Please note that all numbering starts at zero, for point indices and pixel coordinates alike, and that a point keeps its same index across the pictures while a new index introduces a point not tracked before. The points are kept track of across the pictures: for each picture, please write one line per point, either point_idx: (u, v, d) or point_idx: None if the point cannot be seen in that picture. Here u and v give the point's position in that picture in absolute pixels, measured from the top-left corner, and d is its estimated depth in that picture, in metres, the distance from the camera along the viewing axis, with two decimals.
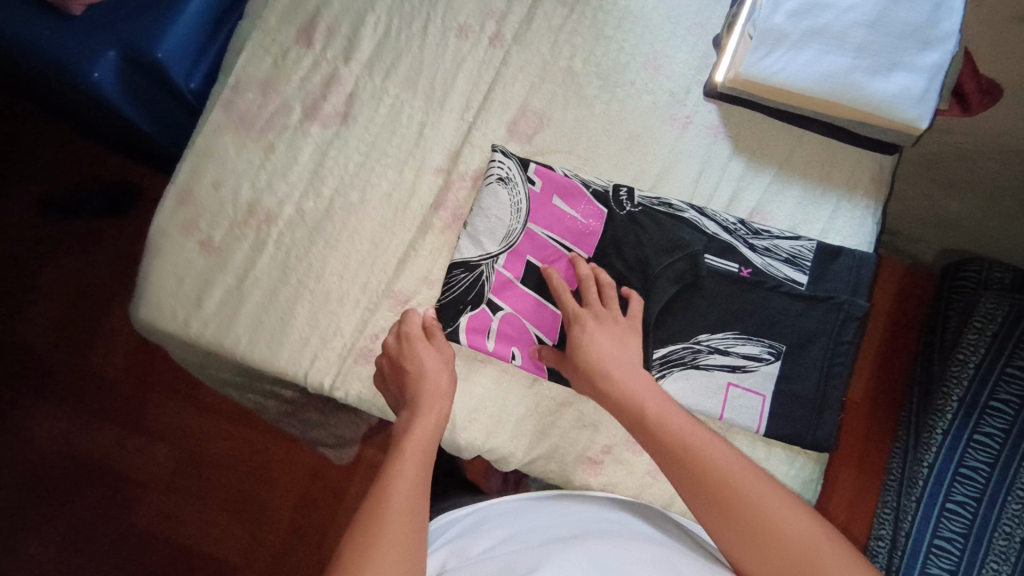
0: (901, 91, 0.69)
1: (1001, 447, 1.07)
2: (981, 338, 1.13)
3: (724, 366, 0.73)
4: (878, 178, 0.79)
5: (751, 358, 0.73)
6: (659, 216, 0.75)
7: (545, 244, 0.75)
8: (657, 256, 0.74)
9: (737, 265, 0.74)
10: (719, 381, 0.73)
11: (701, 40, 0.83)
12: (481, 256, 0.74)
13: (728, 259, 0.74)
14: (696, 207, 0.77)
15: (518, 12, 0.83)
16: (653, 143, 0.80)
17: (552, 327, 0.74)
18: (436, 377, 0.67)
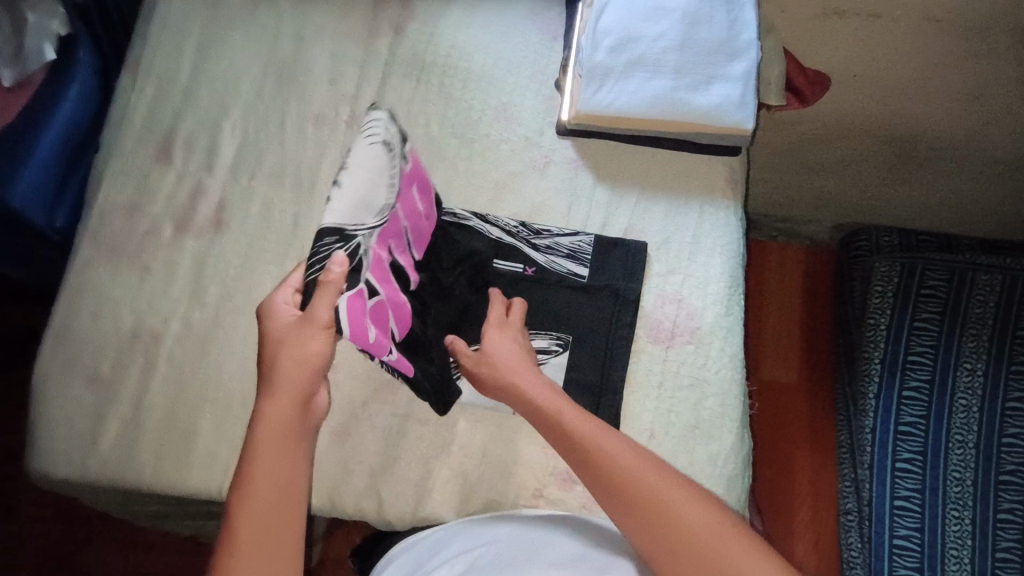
0: (722, 100, 0.75)
1: (929, 398, 1.13)
2: (885, 300, 1.19)
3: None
4: (732, 179, 0.85)
5: (541, 352, 0.77)
6: (447, 227, 0.79)
7: (402, 235, 0.71)
8: (497, 278, 0.79)
9: (564, 269, 0.80)
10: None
11: (545, 85, 0.87)
12: (358, 226, 0.63)
13: (554, 268, 0.80)
14: (528, 225, 0.82)
15: (369, 91, 0.87)
16: (518, 188, 0.83)
17: (404, 322, 0.70)
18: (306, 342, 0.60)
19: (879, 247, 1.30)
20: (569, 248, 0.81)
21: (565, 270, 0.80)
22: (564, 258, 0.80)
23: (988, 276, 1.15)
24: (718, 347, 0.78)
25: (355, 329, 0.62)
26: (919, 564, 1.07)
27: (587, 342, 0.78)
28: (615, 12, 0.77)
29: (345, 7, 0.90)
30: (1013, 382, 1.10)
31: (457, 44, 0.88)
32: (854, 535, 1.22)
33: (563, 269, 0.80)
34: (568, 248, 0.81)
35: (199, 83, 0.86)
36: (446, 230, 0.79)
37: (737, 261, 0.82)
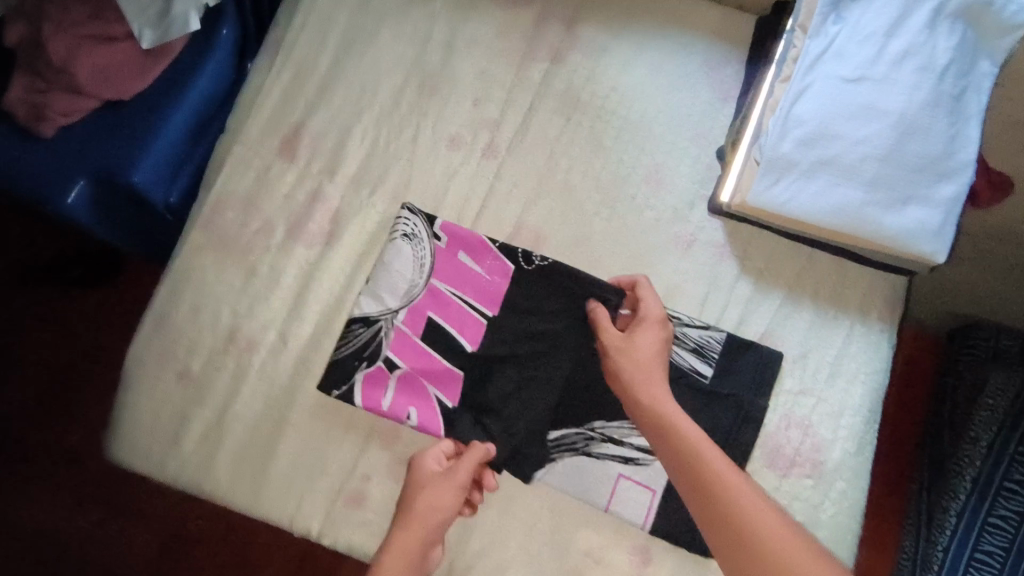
0: (917, 225, 0.65)
1: (1016, 531, 1.02)
2: (993, 416, 1.08)
3: (619, 456, 0.71)
4: (892, 300, 0.75)
5: (646, 451, 0.71)
6: (565, 281, 0.74)
7: (448, 300, 0.74)
8: None
9: (693, 368, 0.72)
10: (599, 475, 0.71)
11: (705, 151, 0.79)
12: (381, 311, 0.73)
13: (681, 366, 0.72)
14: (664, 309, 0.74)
15: (512, 121, 0.80)
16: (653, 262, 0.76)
17: (450, 386, 0.72)
18: (435, 497, 0.64)
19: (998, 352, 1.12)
20: (700, 345, 0.73)
21: (693, 368, 0.72)
22: (695, 356, 0.72)
23: None
24: (840, 488, 0.70)
25: (368, 398, 0.71)
26: None
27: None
28: (814, 99, 0.66)
29: (503, 20, 0.82)
30: None
31: (617, 85, 0.80)
32: None
33: (693, 367, 0.72)
34: (699, 344, 0.73)
35: (336, 77, 0.81)
36: (550, 279, 0.74)
37: (879, 394, 0.73)
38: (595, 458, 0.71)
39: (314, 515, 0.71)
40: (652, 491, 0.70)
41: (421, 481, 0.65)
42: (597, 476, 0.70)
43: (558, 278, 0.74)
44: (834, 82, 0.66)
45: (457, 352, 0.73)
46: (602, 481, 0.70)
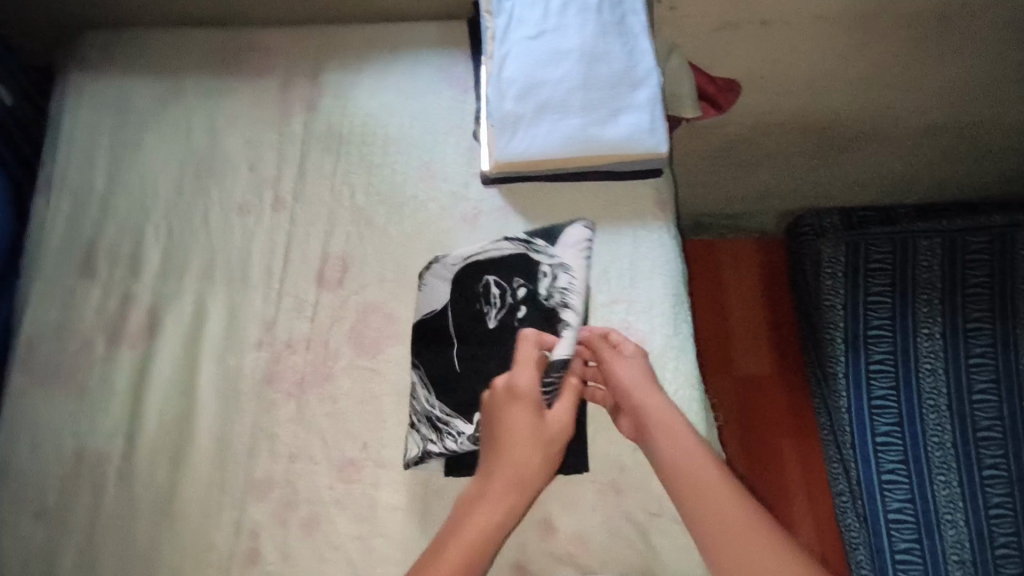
0: (633, 129, 0.76)
1: (896, 368, 1.20)
2: (837, 281, 1.27)
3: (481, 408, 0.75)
4: (659, 200, 0.86)
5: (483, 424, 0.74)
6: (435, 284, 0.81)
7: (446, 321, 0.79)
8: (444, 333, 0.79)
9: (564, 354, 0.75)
10: (471, 434, 0.74)
11: (463, 138, 0.88)
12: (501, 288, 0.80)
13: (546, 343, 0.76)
14: (546, 296, 0.79)
15: (290, 171, 0.87)
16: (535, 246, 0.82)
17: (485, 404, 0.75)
18: (529, 429, 0.70)
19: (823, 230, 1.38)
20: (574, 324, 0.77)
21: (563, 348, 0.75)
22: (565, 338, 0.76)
23: (928, 242, 1.24)
24: (674, 369, 0.78)
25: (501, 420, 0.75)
26: (917, 533, 1.14)
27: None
28: (514, 62, 0.78)
29: (255, 91, 0.90)
30: (971, 338, 1.18)
31: (372, 111, 0.90)
32: (851, 517, 1.23)
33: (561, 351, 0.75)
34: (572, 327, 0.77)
35: (115, 189, 0.85)
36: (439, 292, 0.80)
37: (677, 279, 0.83)
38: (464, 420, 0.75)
39: None
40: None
41: (501, 429, 0.71)
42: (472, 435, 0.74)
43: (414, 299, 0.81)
44: (525, 45, 0.78)
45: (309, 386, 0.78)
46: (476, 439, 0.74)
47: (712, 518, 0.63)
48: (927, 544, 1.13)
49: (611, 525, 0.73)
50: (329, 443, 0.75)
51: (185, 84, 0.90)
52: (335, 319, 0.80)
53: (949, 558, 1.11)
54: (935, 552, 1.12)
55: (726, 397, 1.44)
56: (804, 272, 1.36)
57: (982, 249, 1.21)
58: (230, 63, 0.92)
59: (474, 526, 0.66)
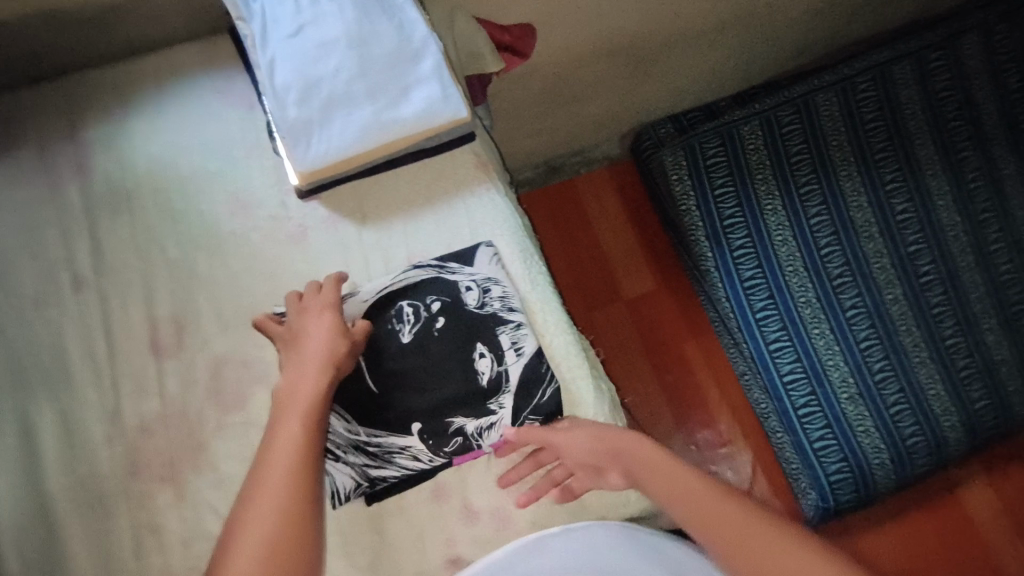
0: (427, 102, 0.75)
1: (755, 248, 1.28)
2: (685, 185, 1.32)
3: (363, 431, 0.73)
4: (481, 162, 0.85)
5: (398, 441, 0.73)
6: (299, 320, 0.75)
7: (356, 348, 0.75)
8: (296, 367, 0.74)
9: (484, 360, 0.76)
10: (366, 460, 0.72)
11: (265, 156, 0.83)
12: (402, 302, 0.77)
13: (504, 359, 0.76)
14: (480, 306, 0.78)
15: (82, 245, 0.78)
16: (446, 262, 0.79)
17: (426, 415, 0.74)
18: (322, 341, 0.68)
19: (661, 139, 1.47)
20: (516, 326, 0.78)
21: (491, 356, 0.76)
22: (525, 347, 0.77)
23: (748, 127, 1.32)
24: (541, 321, 0.80)
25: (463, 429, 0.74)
26: (810, 386, 1.25)
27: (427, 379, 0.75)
28: (282, 67, 0.74)
29: (10, 171, 0.80)
30: (806, 202, 1.28)
31: (157, 156, 0.82)
32: (757, 390, 1.34)
33: (490, 361, 0.76)
34: (517, 329, 0.78)
35: None
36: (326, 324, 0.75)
37: (521, 234, 0.83)
38: (352, 449, 0.72)
39: None
40: (415, 431, 0.73)
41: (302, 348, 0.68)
42: (367, 459, 0.72)
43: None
44: (289, 48, 0.75)
45: (180, 461, 0.72)
46: (374, 462, 0.72)
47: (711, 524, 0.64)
48: (821, 392, 1.24)
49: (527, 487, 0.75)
50: (222, 511, 0.71)
51: None
52: (186, 385, 0.75)
53: (841, 398, 1.23)
54: (828, 397, 1.24)
55: (623, 322, 1.50)
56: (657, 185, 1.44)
57: (793, 119, 1.30)
58: None
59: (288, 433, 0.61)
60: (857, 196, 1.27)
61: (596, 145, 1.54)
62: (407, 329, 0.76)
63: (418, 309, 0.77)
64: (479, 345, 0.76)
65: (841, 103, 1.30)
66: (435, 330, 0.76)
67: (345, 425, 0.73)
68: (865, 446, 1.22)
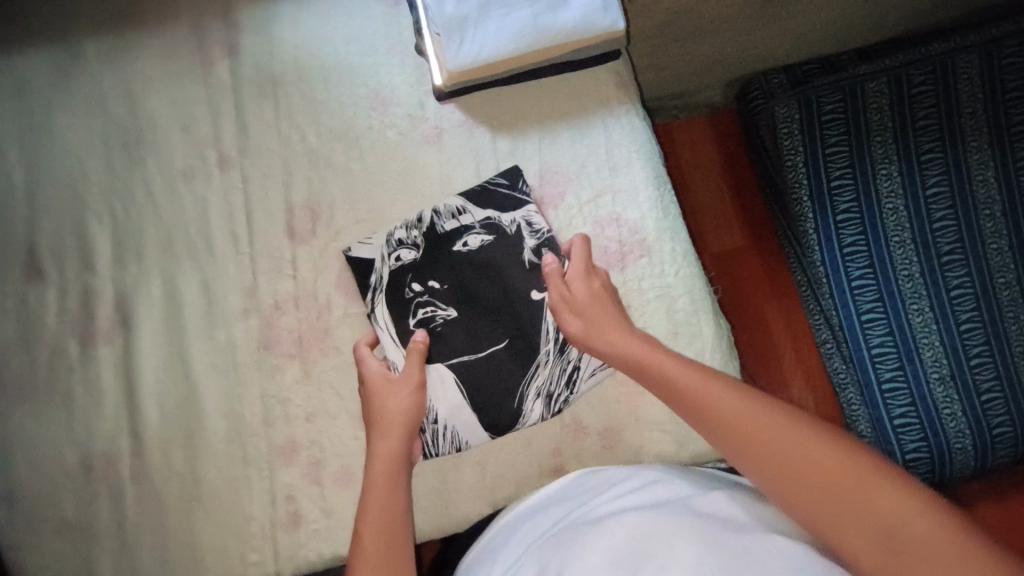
0: (586, 9, 0.73)
1: (861, 213, 1.20)
2: (795, 140, 1.24)
3: (542, 343, 0.74)
4: (622, 83, 0.83)
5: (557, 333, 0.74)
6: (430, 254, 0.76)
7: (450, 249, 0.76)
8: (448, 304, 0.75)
9: (490, 239, 0.76)
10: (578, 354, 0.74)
11: (407, 55, 0.82)
12: (441, 235, 0.76)
13: (493, 224, 0.77)
14: (419, 248, 0.76)
15: (228, 125, 0.80)
16: (370, 286, 0.75)
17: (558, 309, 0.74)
18: (391, 399, 0.68)
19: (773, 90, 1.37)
20: (450, 212, 0.77)
21: (480, 234, 0.77)
22: (472, 208, 0.77)
23: (875, 84, 1.21)
24: (670, 250, 0.78)
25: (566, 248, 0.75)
26: (899, 361, 1.17)
27: (484, 286, 0.75)
28: None
29: (165, 44, 0.81)
30: (926, 170, 1.18)
31: (302, 44, 0.82)
32: (837, 360, 1.29)
33: (482, 237, 0.76)
34: (446, 210, 0.77)
35: (40, 181, 0.78)
36: (439, 253, 0.76)
37: (655, 161, 0.81)
38: (563, 352, 0.74)
39: (265, 560, 0.70)
40: (539, 298, 0.75)
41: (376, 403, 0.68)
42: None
43: (445, 425, 0.72)
44: None
45: (309, 343, 0.75)
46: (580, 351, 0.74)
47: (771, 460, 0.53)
48: (909, 369, 1.17)
49: (640, 413, 0.74)
50: (344, 395, 0.73)
51: (83, 49, 0.81)
52: (318, 271, 0.76)
53: (930, 377, 1.16)
54: (918, 375, 1.16)
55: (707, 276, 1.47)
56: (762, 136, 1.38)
57: (926, 79, 1.19)
58: (128, 19, 0.82)
59: (377, 486, 0.63)
60: (982, 169, 1.17)
61: (708, 89, 1.47)
62: (425, 308, 0.74)
63: (415, 307, 0.74)
64: (480, 245, 0.76)
65: (983, 66, 1.18)
66: (438, 292, 0.75)
67: (539, 363, 0.74)
68: (949, 429, 1.16)
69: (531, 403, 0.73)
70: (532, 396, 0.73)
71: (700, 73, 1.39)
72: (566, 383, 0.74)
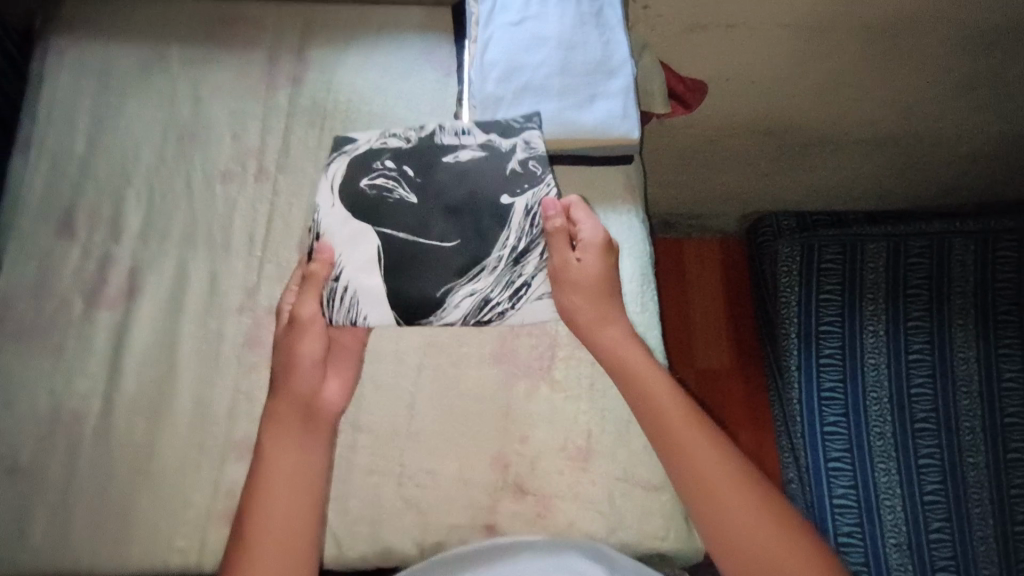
0: (607, 114, 0.82)
1: (843, 362, 1.23)
2: (792, 280, 1.30)
3: (497, 248, 0.77)
4: (630, 185, 0.91)
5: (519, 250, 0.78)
6: (415, 156, 0.81)
7: (430, 158, 0.81)
8: (415, 202, 0.79)
9: (478, 155, 0.81)
10: (525, 270, 0.77)
11: (445, 119, 0.92)
12: (423, 137, 0.83)
13: (490, 145, 0.81)
14: (407, 143, 0.82)
15: (274, 143, 0.89)
16: (348, 164, 0.81)
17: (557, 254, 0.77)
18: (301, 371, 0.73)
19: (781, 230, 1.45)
20: (454, 130, 0.83)
21: (473, 151, 0.81)
22: (475, 131, 0.82)
23: (874, 245, 1.27)
24: (641, 343, 0.83)
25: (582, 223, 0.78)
26: (859, 517, 1.18)
27: (457, 189, 0.79)
28: (497, 45, 0.84)
29: (241, 64, 0.92)
30: (911, 336, 1.21)
31: (357, 89, 0.92)
32: (800, 502, 1.29)
33: (472, 153, 0.81)
34: (450, 128, 0.83)
35: (96, 153, 0.86)
36: (422, 154, 0.81)
37: (644, 262, 0.87)
38: (515, 265, 0.77)
39: (190, 546, 0.72)
40: (507, 202, 0.79)
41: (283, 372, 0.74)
42: (527, 257, 0.77)
43: (352, 294, 0.75)
44: (506, 29, 0.84)
45: None
46: (526, 271, 0.77)
47: (678, 452, 0.69)
48: (868, 527, 1.17)
49: (579, 490, 0.76)
50: None
51: (169, 53, 0.92)
52: None
53: (887, 541, 1.15)
54: (874, 536, 1.16)
55: (687, 390, 1.50)
56: (764, 269, 1.45)
57: (922, 252, 1.24)
58: (215, 35, 0.93)
59: (279, 478, 0.69)
60: (965, 348, 1.18)
61: (719, 214, 1.57)
62: (380, 187, 0.79)
63: (373, 179, 0.80)
64: (469, 158, 0.81)
65: (980, 253, 1.21)
66: (405, 180, 0.80)
67: (488, 267, 0.77)
68: None
69: (462, 296, 0.76)
70: (464, 292, 0.76)
71: (714, 198, 1.49)
72: (510, 295, 0.77)
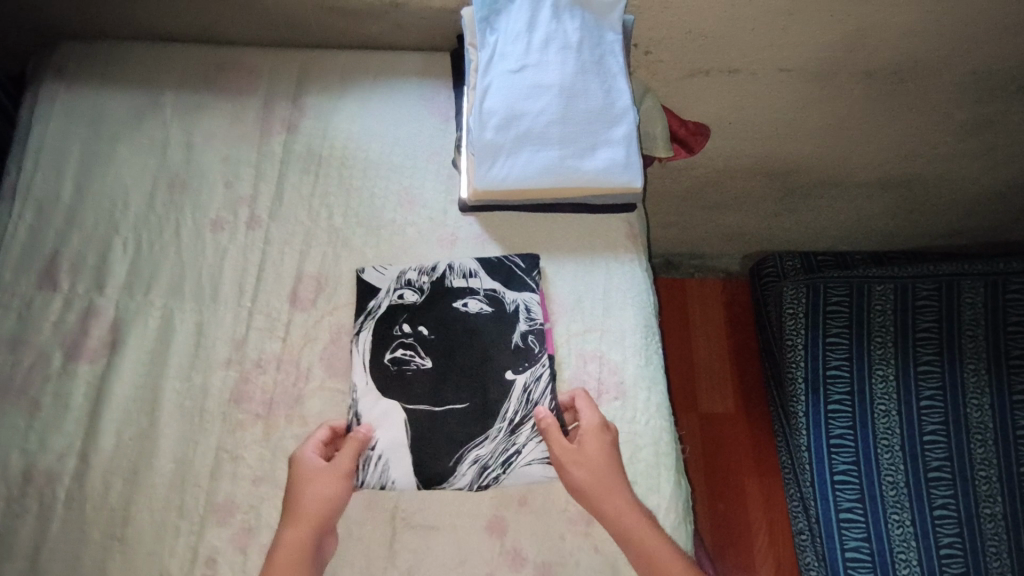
0: (609, 162, 0.80)
1: (852, 408, 1.19)
2: (798, 322, 1.26)
3: (499, 418, 0.75)
4: (631, 233, 0.88)
5: (522, 420, 0.75)
6: (434, 306, 0.80)
7: (444, 312, 0.80)
8: (426, 356, 0.77)
9: (489, 309, 0.80)
10: (526, 440, 0.74)
11: (443, 165, 0.90)
12: (441, 292, 0.81)
13: (496, 296, 0.81)
14: (423, 294, 0.80)
15: (267, 189, 0.87)
16: (366, 309, 0.80)
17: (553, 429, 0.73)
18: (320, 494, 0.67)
19: (786, 271, 1.42)
20: (462, 272, 0.82)
21: (481, 301, 0.81)
22: (483, 274, 0.82)
23: (881, 288, 1.23)
24: (645, 398, 0.79)
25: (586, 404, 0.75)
26: (872, 572, 1.12)
27: (465, 349, 0.78)
28: (496, 91, 0.82)
29: (236, 109, 0.91)
30: (922, 381, 1.16)
31: (353, 135, 0.91)
32: (810, 555, 1.24)
33: (481, 305, 0.80)
34: (460, 268, 0.82)
35: (84, 201, 0.84)
36: (437, 304, 0.80)
37: (648, 313, 0.84)
38: (514, 434, 0.75)
39: None
40: (511, 379, 0.77)
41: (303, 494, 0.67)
42: (528, 425, 0.75)
43: (380, 458, 0.73)
44: (506, 75, 0.83)
45: (278, 407, 0.76)
46: (527, 444, 0.74)
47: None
48: None
49: (581, 558, 0.72)
50: None
51: (164, 99, 0.91)
52: (307, 339, 0.79)
53: None
54: None
55: (692, 435, 1.45)
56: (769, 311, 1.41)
57: (930, 295, 1.20)
58: (210, 80, 0.92)
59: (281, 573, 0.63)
60: (977, 394, 1.13)
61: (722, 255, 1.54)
62: (404, 351, 0.77)
63: (396, 344, 0.78)
64: (478, 309, 0.80)
65: (989, 296, 1.17)
66: (423, 340, 0.78)
67: (490, 434, 0.74)
68: None
69: (465, 466, 0.73)
70: (468, 460, 0.73)
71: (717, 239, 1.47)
72: (503, 461, 0.74)
